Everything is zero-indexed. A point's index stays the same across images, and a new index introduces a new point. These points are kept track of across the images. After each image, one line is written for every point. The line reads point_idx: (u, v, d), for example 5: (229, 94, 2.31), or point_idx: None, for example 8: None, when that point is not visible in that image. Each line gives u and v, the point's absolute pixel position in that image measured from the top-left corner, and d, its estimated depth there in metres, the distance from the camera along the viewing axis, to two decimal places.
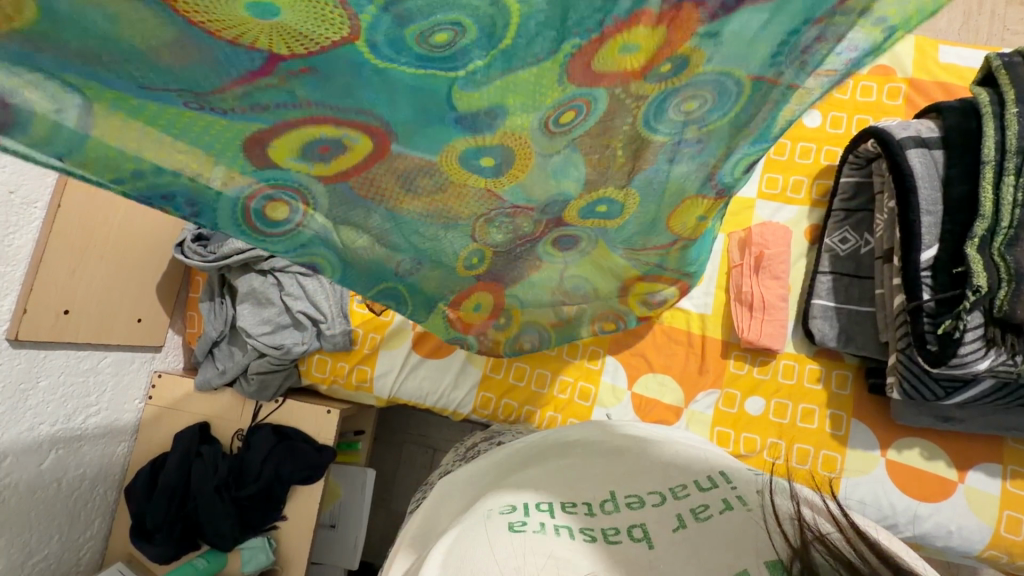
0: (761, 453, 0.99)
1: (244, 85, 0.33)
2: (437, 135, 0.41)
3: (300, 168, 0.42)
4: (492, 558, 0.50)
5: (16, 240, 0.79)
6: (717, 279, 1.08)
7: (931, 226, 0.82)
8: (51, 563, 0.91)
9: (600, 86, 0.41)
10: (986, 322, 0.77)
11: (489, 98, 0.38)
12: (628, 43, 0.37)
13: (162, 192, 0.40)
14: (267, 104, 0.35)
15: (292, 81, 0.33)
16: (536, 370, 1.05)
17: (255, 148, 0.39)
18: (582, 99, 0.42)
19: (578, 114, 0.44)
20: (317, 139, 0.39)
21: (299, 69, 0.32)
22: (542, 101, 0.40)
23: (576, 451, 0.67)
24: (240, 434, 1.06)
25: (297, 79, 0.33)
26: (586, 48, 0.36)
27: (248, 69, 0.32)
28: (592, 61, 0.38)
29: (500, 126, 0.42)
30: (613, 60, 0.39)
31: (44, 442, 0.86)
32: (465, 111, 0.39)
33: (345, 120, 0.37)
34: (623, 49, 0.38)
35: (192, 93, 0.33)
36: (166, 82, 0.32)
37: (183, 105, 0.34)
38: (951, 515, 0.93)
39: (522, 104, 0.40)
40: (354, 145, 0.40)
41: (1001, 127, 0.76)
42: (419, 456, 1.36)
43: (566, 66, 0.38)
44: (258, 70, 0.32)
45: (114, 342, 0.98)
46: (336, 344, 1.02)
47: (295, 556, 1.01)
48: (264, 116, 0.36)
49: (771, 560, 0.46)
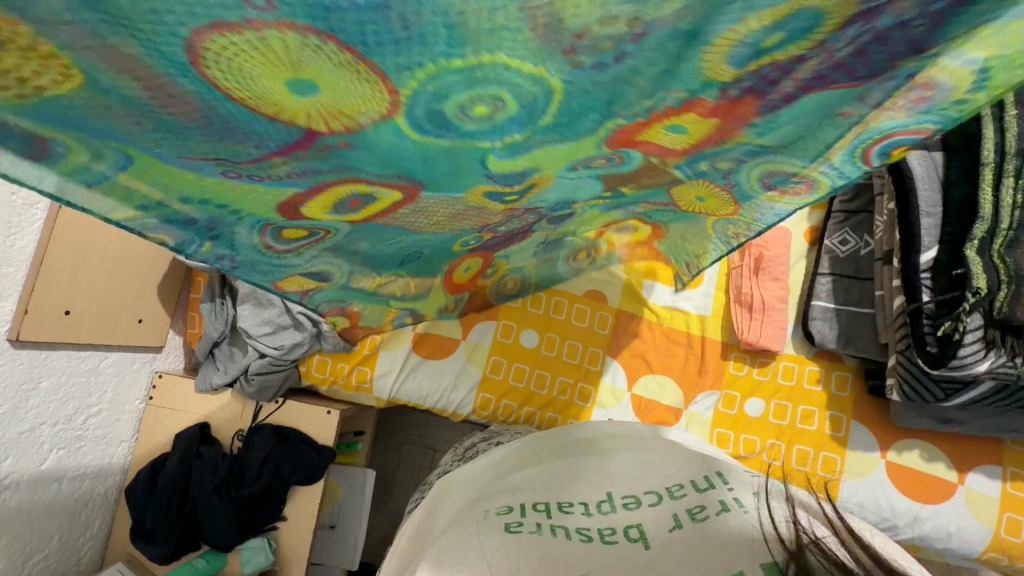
0: (761, 454, 0.99)
1: (286, 157, 0.37)
2: (467, 185, 0.46)
3: (333, 216, 0.49)
4: (490, 559, 0.50)
5: (19, 241, 0.80)
6: (716, 281, 1.08)
7: (931, 227, 0.82)
8: (51, 562, 0.92)
9: (633, 148, 0.45)
10: (985, 324, 0.77)
11: (523, 162, 0.42)
12: (676, 122, 0.40)
13: (167, 228, 0.43)
14: (298, 171, 0.39)
15: (336, 154, 0.37)
16: (535, 371, 1.06)
17: (286, 203, 0.44)
18: (616, 155, 0.46)
19: (613, 163, 0.48)
20: (351, 194, 0.45)
21: (338, 143, 0.36)
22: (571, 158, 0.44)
23: (573, 451, 0.67)
24: (241, 435, 1.06)
25: (341, 152, 0.37)
26: (627, 127, 0.39)
27: (288, 144, 0.35)
28: (637, 129, 0.40)
29: (528, 177, 0.46)
30: (657, 132, 0.41)
31: (45, 442, 0.86)
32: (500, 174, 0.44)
33: (382, 183, 0.43)
34: (669, 128, 0.41)
35: (232, 163, 0.36)
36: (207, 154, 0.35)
37: (224, 174, 0.38)
38: (950, 517, 0.93)
39: (555, 163, 0.44)
40: (383, 198, 0.47)
41: (1001, 129, 0.74)
42: (419, 457, 1.36)
43: (605, 138, 0.40)
44: (296, 146, 0.35)
45: (115, 342, 0.98)
46: (336, 344, 1.02)
47: (295, 556, 1.01)
48: (307, 177, 0.40)
49: (767, 562, 0.45)
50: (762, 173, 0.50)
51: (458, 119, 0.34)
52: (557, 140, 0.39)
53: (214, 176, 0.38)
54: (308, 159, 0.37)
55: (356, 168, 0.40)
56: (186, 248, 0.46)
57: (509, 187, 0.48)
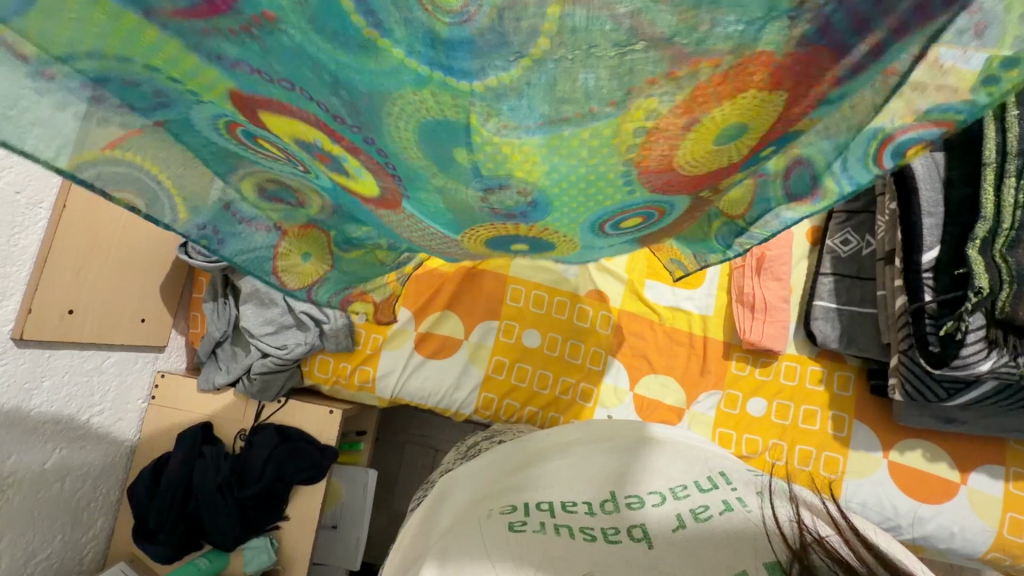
0: (763, 454, 0.99)
1: (204, 26, 0.27)
2: (454, 195, 0.39)
3: (323, 170, 0.41)
4: (494, 557, 0.50)
5: (22, 240, 0.80)
6: (719, 281, 1.08)
7: (933, 227, 0.82)
8: (54, 562, 0.92)
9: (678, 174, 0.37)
10: (988, 323, 0.77)
11: (525, 170, 0.33)
12: (726, 124, 0.32)
13: (132, 181, 0.38)
14: (237, 61, 0.29)
15: (265, 40, 0.27)
16: (538, 371, 1.06)
17: (235, 106, 0.34)
18: (657, 204, 0.41)
19: (653, 219, 0.44)
20: (313, 142, 0.37)
21: (265, 13, 0.25)
22: (598, 199, 0.38)
23: (575, 450, 0.67)
24: (243, 435, 1.06)
25: (272, 37, 0.27)
26: (663, 121, 0.30)
27: (203, 4, 0.25)
28: (674, 149, 0.33)
29: (537, 211, 0.40)
30: (699, 154, 0.35)
31: (48, 442, 0.87)
32: (492, 177, 0.34)
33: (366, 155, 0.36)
34: (721, 137, 0.33)
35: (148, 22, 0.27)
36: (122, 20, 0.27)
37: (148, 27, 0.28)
38: (953, 517, 0.93)
39: (568, 181, 0.35)
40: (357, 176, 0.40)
41: (1003, 128, 0.73)
42: (421, 457, 1.36)
43: (631, 163, 0.34)
44: (217, 10, 0.26)
45: (118, 342, 0.98)
46: (339, 344, 1.02)
47: (298, 556, 1.01)
48: (253, 80, 0.31)
49: (769, 560, 0.46)
50: (767, 175, 0.39)
51: (424, 15, 0.23)
52: (566, 122, 0.29)
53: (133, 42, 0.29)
54: (240, 41, 0.28)
55: (312, 95, 0.31)
56: (158, 214, 0.41)
57: (511, 223, 0.42)
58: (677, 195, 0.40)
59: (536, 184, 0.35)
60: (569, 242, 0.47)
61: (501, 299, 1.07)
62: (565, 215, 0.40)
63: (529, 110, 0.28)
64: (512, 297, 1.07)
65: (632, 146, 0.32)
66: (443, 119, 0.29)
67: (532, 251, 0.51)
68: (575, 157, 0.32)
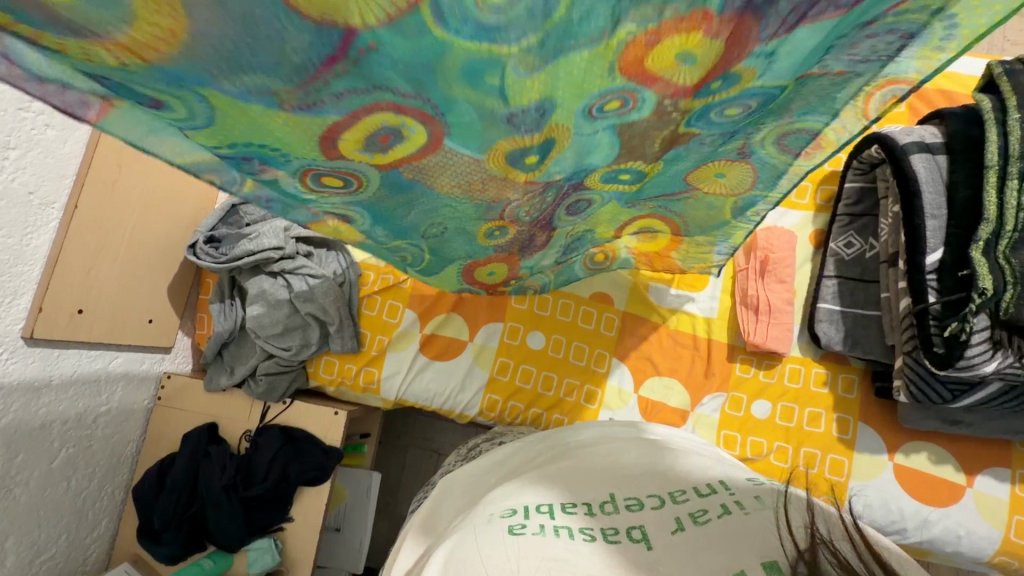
0: (768, 456, 0.99)
1: (327, 71, 0.36)
2: (491, 131, 0.46)
3: (362, 157, 0.48)
4: (495, 564, 0.50)
5: (34, 240, 0.81)
6: (723, 285, 1.09)
7: (936, 230, 0.83)
8: (59, 561, 0.92)
9: (649, 90, 0.47)
10: (993, 324, 0.78)
11: (541, 83, 0.41)
12: (682, 49, 0.42)
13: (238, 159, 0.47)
14: (341, 90, 0.38)
15: (364, 64, 0.36)
16: (542, 373, 1.06)
17: (321, 136, 0.43)
18: (632, 99, 0.48)
19: (628, 110, 0.49)
20: (381, 125, 0.43)
21: (369, 44, 0.34)
22: (591, 90, 0.44)
23: (576, 452, 0.68)
24: (248, 435, 1.06)
25: (368, 61, 0.36)
26: (638, 41, 0.39)
27: (325, 57, 0.35)
28: (645, 55, 0.41)
29: (546, 120, 0.46)
30: (665, 58, 0.42)
31: (55, 440, 0.87)
32: (528, 121, 0.45)
33: (410, 110, 0.41)
34: (679, 60, 0.43)
35: (288, 87, 0.37)
36: (266, 82, 0.37)
37: (282, 106, 0.39)
38: (960, 520, 0.93)
39: (577, 105, 0.46)
40: (411, 134, 0.45)
41: (1005, 133, 0.76)
42: (424, 460, 1.36)
43: (614, 61, 0.41)
44: (334, 58, 0.35)
45: (126, 342, 0.99)
46: (345, 345, 1.04)
47: (302, 557, 1.01)
48: (340, 105, 0.40)
49: (768, 560, 0.45)
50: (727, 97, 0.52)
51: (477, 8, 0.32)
52: (576, 47, 0.38)
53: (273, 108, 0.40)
54: (352, 78, 0.37)
55: (385, 91, 0.39)
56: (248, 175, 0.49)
57: (528, 137, 0.48)
58: (641, 88, 0.46)
59: (556, 112, 0.46)
60: (563, 132, 0.50)
61: (506, 301, 1.08)
62: (574, 118, 0.48)
63: (581, 40, 0.37)
64: (517, 300, 1.08)
65: (619, 55, 0.40)
66: (480, 77, 0.38)
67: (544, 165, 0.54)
68: (579, 62, 0.40)
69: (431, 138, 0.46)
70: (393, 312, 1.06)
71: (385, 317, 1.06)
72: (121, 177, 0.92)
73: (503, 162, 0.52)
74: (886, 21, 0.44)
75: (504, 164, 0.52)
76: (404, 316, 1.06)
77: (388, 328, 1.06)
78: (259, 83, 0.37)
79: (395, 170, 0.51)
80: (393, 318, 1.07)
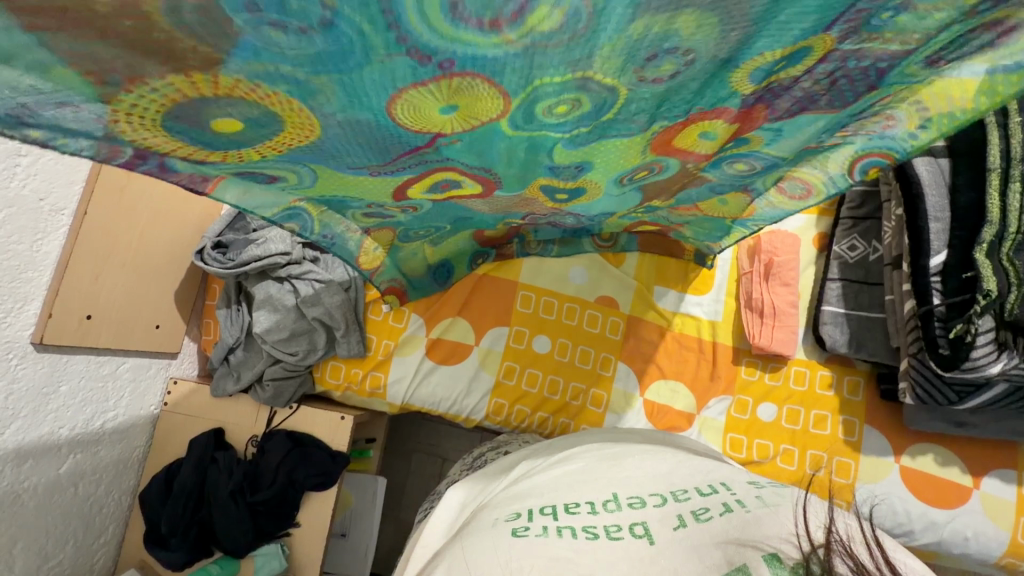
0: (774, 459, 0.99)
1: (410, 153, 0.46)
2: (530, 176, 0.56)
3: (424, 195, 0.59)
4: (499, 567, 0.50)
5: (45, 246, 0.81)
6: (727, 287, 1.09)
7: (940, 232, 0.84)
8: (66, 568, 0.92)
9: (673, 159, 0.59)
10: (997, 326, 0.79)
11: (581, 154, 0.52)
12: (703, 130, 0.53)
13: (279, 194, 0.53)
14: (417, 158, 0.48)
15: (440, 149, 0.47)
16: (548, 377, 1.06)
17: (395, 184, 0.54)
18: (657, 164, 0.60)
19: (653, 172, 0.62)
20: (443, 178, 0.54)
21: (451, 141, 0.45)
22: (621, 161, 0.56)
23: (583, 456, 0.68)
24: (255, 440, 1.06)
25: (445, 148, 0.47)
26: (667, 130, 0.51)
27: (414, 146, 0.45)
28: (673, 138, 0.53)
29: (582, 172, 0.57)
30: (691, 138, 0.54)
31: (63, 447, 0.87)
32: (565, 171, 0.56)
33: (471, 173, 0.53)
34: (701, 135, 0.54)
35: (374, 162, 0.48)
36: (361, 159, 0.47)
37: (368, 169, 0.49)
38: (968, 522, 0.93)
39: (613, 168, 0.57)
40: (466, 184, 0.57)
41: (1006, 135, 0.77)
42: (429, 465, 1.36)
43: (648, 144, 0.53)
44: (419, 147, 0.45)
45: (133, 348, 0.99)
46: (350, 350, 1.04)
47: (309, 563, 1.01)
48: (417, 166, 0.50)
49: (768, 552, 0.46)
50: (743, 161, 0.62)
51: (546, 119, 0.43)
52: (613, 137, 0.49)
53: (349, 168, 0.48)
54: (427, 154, 0.47)
55: (451, 159, 0.49)
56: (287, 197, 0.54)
57: (564, 179, 0.59)
58: (667, 148, 0.55)
59: (593, 171, 0.57)
60: (592, 183, 0.62)
61: (512, 305, 1.08)
62: (608, 176, 0.60)
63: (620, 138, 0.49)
64: (522, 303, 1.08)
65: (651, 138, 0.51)
66: (535, 149, 0.49)
67: (570, 199, 0.67)
68: (618, 143, 0.51)
69: (482, 187, 0.59)
70: (397, 317, 1.07)
71: (390, 321, 1.07)
72: (130, 183, 0.93)
73: (538, 193, 0.63)
74: (874, 109, 0.49)
75: (538, 195, 0.64)
76: (410, 320, 1.07)
77: (393, 333, 1.06)
78: (350, 154, 0.45)
79: (445, 201, 0.62)
80: (398, 322, 1.07)
